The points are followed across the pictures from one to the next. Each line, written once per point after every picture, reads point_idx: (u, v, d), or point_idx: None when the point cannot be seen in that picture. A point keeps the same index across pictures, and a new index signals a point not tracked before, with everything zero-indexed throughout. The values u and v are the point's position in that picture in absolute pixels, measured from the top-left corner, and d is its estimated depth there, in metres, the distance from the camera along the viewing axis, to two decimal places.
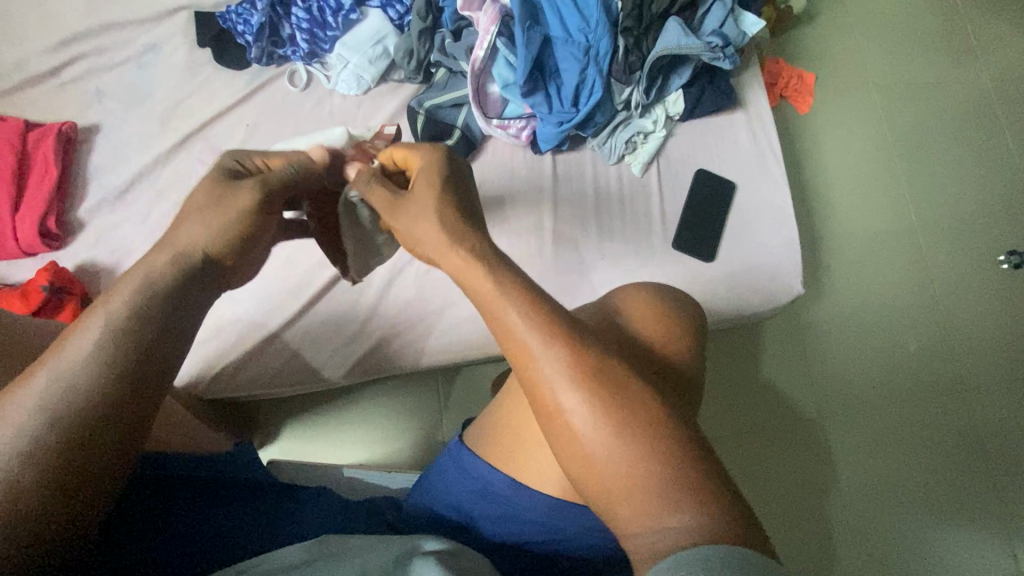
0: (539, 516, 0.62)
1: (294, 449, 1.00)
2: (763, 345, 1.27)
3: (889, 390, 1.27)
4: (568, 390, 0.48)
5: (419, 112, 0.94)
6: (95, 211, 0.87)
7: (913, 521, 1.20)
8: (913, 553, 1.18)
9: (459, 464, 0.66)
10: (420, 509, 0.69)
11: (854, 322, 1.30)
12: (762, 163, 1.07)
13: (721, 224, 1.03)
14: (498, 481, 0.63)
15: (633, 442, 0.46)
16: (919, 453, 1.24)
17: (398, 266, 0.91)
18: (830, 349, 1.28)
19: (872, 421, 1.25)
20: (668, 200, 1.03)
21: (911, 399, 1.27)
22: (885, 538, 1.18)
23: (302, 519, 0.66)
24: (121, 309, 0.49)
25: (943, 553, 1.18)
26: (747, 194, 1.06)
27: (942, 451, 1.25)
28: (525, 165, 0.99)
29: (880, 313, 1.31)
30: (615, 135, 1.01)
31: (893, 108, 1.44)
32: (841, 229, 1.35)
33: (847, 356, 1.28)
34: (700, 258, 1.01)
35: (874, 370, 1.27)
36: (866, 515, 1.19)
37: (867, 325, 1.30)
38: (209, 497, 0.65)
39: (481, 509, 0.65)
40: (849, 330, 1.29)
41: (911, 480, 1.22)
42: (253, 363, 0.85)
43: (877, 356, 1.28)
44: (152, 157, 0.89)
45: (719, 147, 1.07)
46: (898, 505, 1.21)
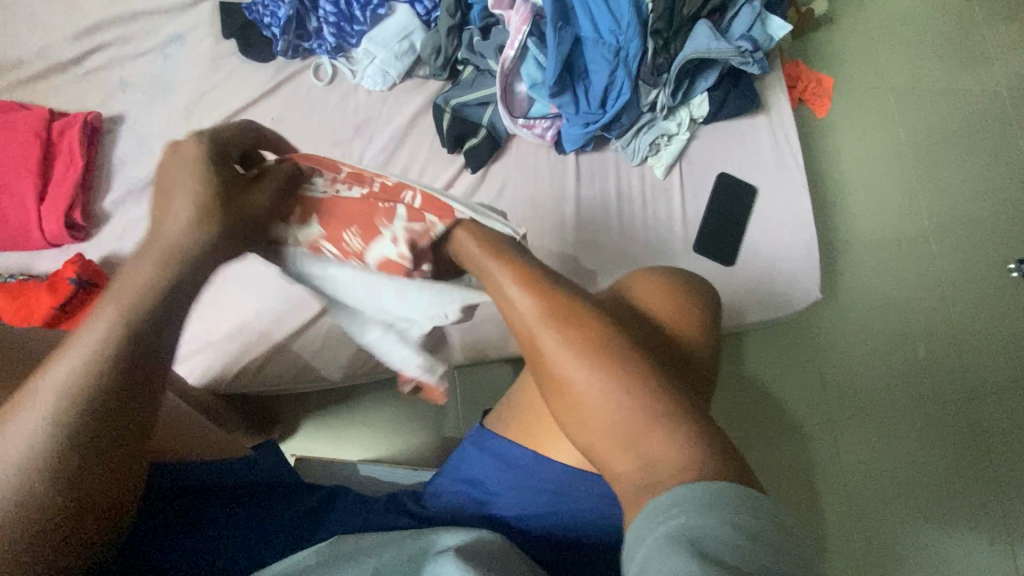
0: (566, 494, 0.63)
1: (312, 444, 1.00)
2: (760, 345, 1.29)
3: (892, 392, 1.28)
4: (563, 356, 0.50)
5: (445, 110, 0.94)
6: (120, 202, 0.86)
7: (914, 522, 1.22)
8: (913, 554, 1.20)
9: (480, 447, 0.68)
10: (439, 497, 0.70)
11: (865, 325, 1.31)
12: (784, 169, 1.07)
13: (742, 227, 1.03)
14: (523, 459, 0.64)
15: (622, 390, 0.47)
16: (917, 452, 1.26)
17: None
18: (829, 350, 1.29)
19: (880, 424, 1.26)
20: (690, 203, 1.04)
21: (914, 401, 1.28)
22: (887, 541, 1.21)
23: (329, 518, 0.67)
24: (104, 336, 0.43)
25: (945, 556, 1.21)
26: (767, 198, 1.06)
27: (947, 456, 1.27)
28: (549, 165, 0.99)
29: (890, 317, 1.32)
30: (639, 136, 1.01)
31: (909, 113, 1.44)
32: (854, 234, 1.35)
33: (847, 357, 1.29)
34: (720, 261, 1.01)
35: (875, 371, 1.29)
36: (862, 513, 1.22)
37: (877, 329, 1.31)
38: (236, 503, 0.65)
39: (502, 488, 0.66)
40: (859, 333, 1.30)
41: (907, 479, 1.24)
42: (277, 359, 0.86)
43: (879, 358, 1.29)
44: None
45: (741, 150, 1.07)
46: (899, 505, 1.23)
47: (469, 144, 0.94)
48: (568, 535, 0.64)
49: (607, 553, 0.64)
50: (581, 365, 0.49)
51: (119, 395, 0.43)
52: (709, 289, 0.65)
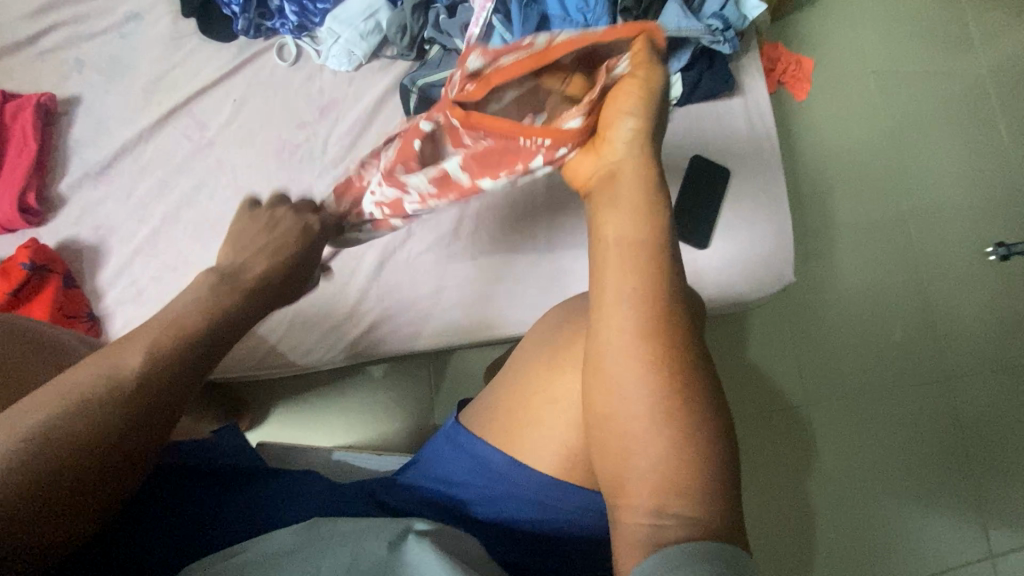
0: (537, 493, 0.62)
1: (284, 430, 1.00)
2: (756, 328, 1.27)
3: (870, 377, 1.29)
4: (644, 367, 0.50)
5: (411, 91, 0.89)
6: (77, 186, 0.84)
7: (889, 505, 1.24)
8: (887, 535, 1.22)
9: (454, 444, 0.67)
10: (409, 489, 0.69)
11: (843, 310, 1.31)
12: (759, 151, 1.07)
13: (716, 212, 1.03)
14: (494, 461, 0.64)
15: (676, 442, 0.49)
16: (897, 437, 1.27)
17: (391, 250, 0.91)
18: (820, 339, 1.29)
19: (857, 408, 1.27)
20: (664, 187, 1.03)
21: (892, 386, 1.29)
22: (864, 525, 1.22)
23: (284, 501, 0.64)
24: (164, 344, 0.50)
25: (917, 536, 1.23)
26: (741, 182, 1.05)
27: (921, 437, 1.28)
28: None
29: (869, 302, 1.32)
30: None
31: (889, 96, 1.43)
32: (834, 218, 1.35)
33: (837, 345, 1.29)
34: (693, 245, 1.01)
35: (858, 358, 1.29)
36: (844, 499, 1.23)
37: (856, 313, 1.31)
38: (199, 490, 0.63)
39: (472, 485, 0.66)
40: (838, 318, 1.31)
41: (888, 464, 1.26)
42: (241, 346, 0.85)
43: (864, 345, 1.30)
44: (134, 132, 0.86)
45: (716, 132, 1.06)
46: (872, 486, 1.24)
47: None
48: (535, 535, 0.64)
49: (579, 547, 0.64)
50: (643, 380, 0.50)
51: (151, 402, 0.47)
52: None
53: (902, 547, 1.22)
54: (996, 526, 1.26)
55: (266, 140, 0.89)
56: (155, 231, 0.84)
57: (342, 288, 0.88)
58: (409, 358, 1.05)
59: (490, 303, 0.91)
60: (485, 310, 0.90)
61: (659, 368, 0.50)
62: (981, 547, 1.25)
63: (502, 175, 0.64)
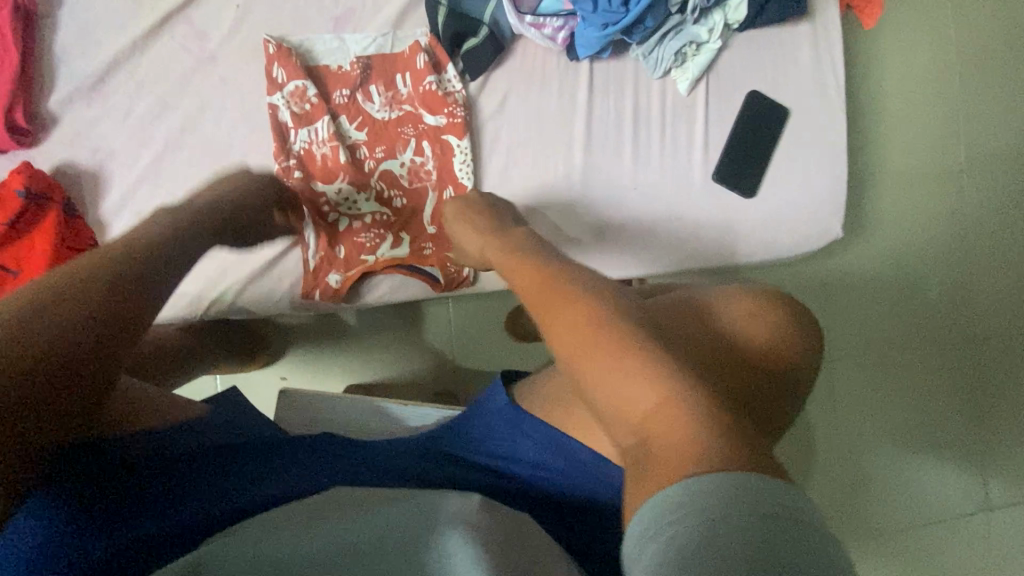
0: (598, 475, 0.56)
1: (304, 369, 1.00)
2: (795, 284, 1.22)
3: (897, 335, 1.26)
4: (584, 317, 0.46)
5: (439, 0, 0.80)
6: (66, 103, 0.74)
7: (896, 461, 1.25)
8: (892, 488, 1.25)
9: (508, 417, 0.61)
10: (440, 449, 0.63)
11: (880, 264, 1.25)
12: (820, 88, 0.96)
13: (766, 156, 0.94)
14: (562, 438, 0.57)
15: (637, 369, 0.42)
16: (916, 395, 1.26)
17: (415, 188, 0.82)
18: (852, 295, 1.24)
19: (880, 365, 1.25)
20: (714, 126, 0.93)
21: (918, 344, 1.26)
22: (870, 478, 1.24)
23: (298, 470, 0.54)
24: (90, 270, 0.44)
25: (920, 490, 1.25)
26: (799, 123, 0.95)
27: (940, 397, 1.27)
28: (558, 75, 0.87)
29: (908, 258, 1.25)
30: (663, 43, 0.87)
31: (967, 26, 1.27)
32: (885, 166, 1.25)
33: (870, 302, 1.25)
34: (740, 194, 0.93)
35: (888, 316, 1.25)
36: (853, 454, 1.24)
37: (893, 269, 1.25)
38: (197, 465, 0.52)
39: (527, 458, 0.60)
40: (874, 273, 1.25)
41: (903, 420, 1.26)
42: (261, 287, 0.80)
43: (896, 303, 1.25)
44: (126, 41, 0.74)
45: (777, 65, 0.95)
46: (883, 441, 1.25)
47: (467, 45, 0.82)
48: (589, 524, 0.57)
49: None
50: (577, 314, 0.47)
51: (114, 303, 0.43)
52: (804, 309, 0.62)
53: (905, 499, 1.25)
54: (1004, 488, 1.27)
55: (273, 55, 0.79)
56: (158, 157, 0.76)
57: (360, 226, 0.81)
58: (430, 304, 1.01)
59: None
60: None
61: (614, 343, 0.43)
62: (983, 503, 1.27)
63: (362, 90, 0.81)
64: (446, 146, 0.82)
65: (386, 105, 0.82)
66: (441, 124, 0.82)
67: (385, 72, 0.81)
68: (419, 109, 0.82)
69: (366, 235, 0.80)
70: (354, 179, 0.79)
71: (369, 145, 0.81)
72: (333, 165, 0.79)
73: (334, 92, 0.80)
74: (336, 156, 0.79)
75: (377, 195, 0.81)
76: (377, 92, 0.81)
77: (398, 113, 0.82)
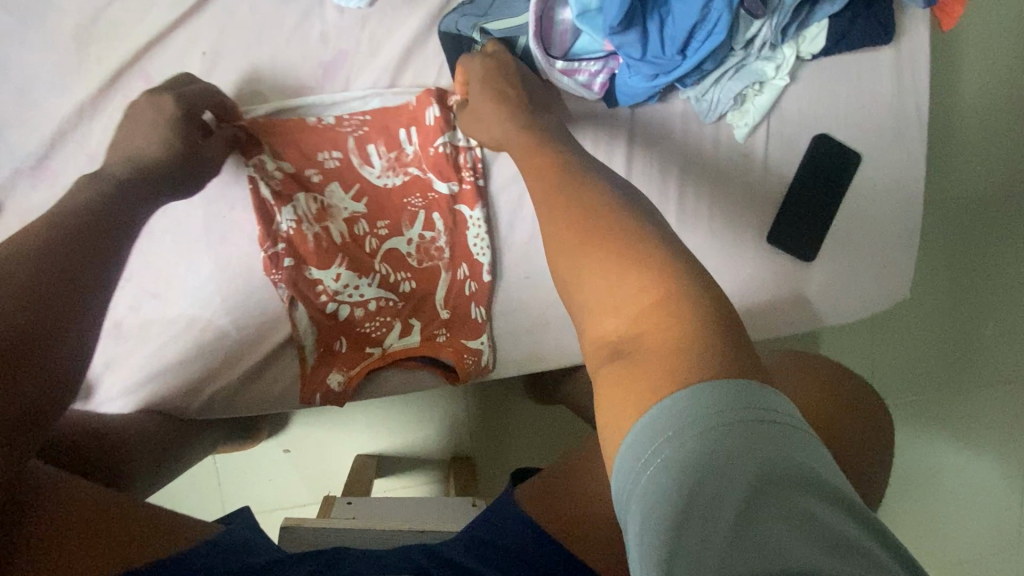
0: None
1: (309, 439, 0.91)
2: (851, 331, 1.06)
3: (968, 382, 1.10)
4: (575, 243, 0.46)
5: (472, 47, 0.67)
6: (9, 185, 0.62)
7: (957, 519, 1.13)
8: (949, 548, 1.13)
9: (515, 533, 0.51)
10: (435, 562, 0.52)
11: (957, 303, 1.08)
12: (899, 126, 0.81)
13: (833, 209, 0.81)
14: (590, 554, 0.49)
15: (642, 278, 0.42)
16: (985, 450, 1.12)
17: (426, 268, 0.71)
18: (920, 339, 1.08)
19: (947, 416, 1.11)
20: (773, 175, 0.79)
21: (990, 393, 1.11)
22: (927, 538, 1.12)
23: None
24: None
25: (980, 550, 1.14)
26: (870, 170, 0.81)
27: (1001, 451, 1.12)
28: (595, 127, 0.73)
29: (988, 296, 1.08)
30: (721, 85, 0.73)
31: None
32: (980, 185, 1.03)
33: (939, 347, 1.09)
34: (799, 257, 0.81)
35: (959, 361, 1.10)
36: (910, 514, 1.12)
37: (970, 308, 1.08)
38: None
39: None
40: (948, 314, 1.08)
41: (968, 476, 1.12)
42: (252, 388, 0.68)
43: (970, 347, 1.09)
44: (74, 107, 0.62)
45: (852, 99, 0.80)
46: (944, 500, 1.12)
47: None
48: None
49: None
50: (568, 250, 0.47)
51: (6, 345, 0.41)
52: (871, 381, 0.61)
53: (963, 559, 1.13)
54: None
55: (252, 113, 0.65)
56: None
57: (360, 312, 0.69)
58: None
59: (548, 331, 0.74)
60: (540, 339, 0.74)
61: (624, 253, 0.44)
62: None
63: (358, 154, 0.68)
64: (460, 219, 0.71)
65: (389, 169, 0.69)
66: (454, 193, 0.70)
67: (380, 129, 0.68)
68: (429, 174, 0.70)
69: (372, 324, 0.69)
70: (352, 264, 0.68)
71: (369, 218, 0.69)
72: (333, 246, 0.68)
73: (321, 154, 0.67)
74: (330, 238, 0.67)
75: (382, 280, 0.70)
76: (377, 153, 0.69)
77: (404, 178, 0.69)
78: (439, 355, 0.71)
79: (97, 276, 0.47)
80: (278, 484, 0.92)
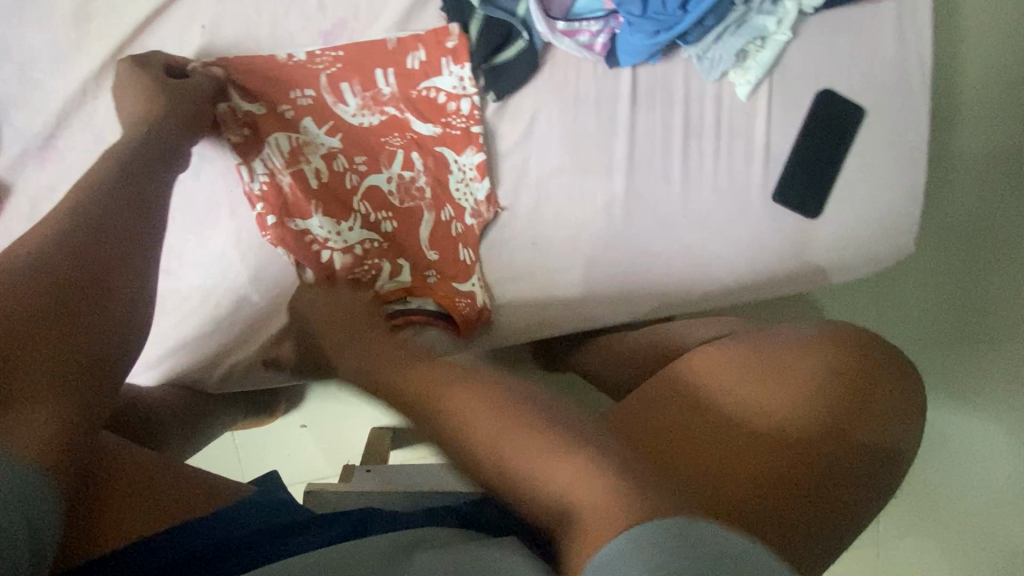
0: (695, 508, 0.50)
1: (323, 413, 0.93)
2: (851, 292, 1.08)
3: (965, 339, 1.12)
4: (482, 424, 0.47)
5: (471, 13, 0.68)
6: (18, 167, 0.62)
7: (957, 470, 1.16)
8: (949, 503, 1.16)
9: None
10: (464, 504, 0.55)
11: (957, 263, 1.09)
12: (902, 80, 0.81)
13: (837, 166, 0.81)
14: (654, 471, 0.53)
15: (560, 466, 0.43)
16: (984, 407, 1.14)
17: (409, 212, 0.71)
18: (914, 298, 1.11)
19: (946, 374, 1.13)
20: (777, 134, 0.79)
21: None
22: (926, 492, 1.16)
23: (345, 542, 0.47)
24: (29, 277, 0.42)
25: (985, 507, 1.16)
26: (874, 125, 0.81)
27: None
28: (596, 87, 0.73)
29: (984, 254, 1.09)
30: (722, 40, 0.73)
31: None
32: (976, 143, 1.04)
33: (936, 306, 1.11)
34: (804, 215, 0.81)
35: (957, 320, 1.11)
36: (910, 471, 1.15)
37: (969, 268, 1.10)
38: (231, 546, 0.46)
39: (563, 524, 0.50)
40: (948, 274, 1.09)
41: (968, 432, 1.15)
42: (271, 358, 0.70)
43: (968, 305, 1.11)
44: (77, 85, 0.62)
45: (855, 53, 0.79)
46: (946, 455, 1.15)
47: (504, 57, 0.69)
48: None
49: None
50: (485, 423, 0.47)
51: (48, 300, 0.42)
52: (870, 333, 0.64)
53: None
54: None
55: (254, 89, 0.65)
56: None
57: (348, 256, 0.69)
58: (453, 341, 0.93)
59: (554, 295, 0.76)
60: (547, 304, 0.76)
61: (528, 443, 0.45)
62: None
63: (333, 93, 0.67)
64: (440, 160, 0.71)
65: (364, 107, 0.68)
66: (435, 134, 0.70)
67: (360, 68, 0.67)
68: (406, 114, 0.69)
69: (362, 270, 0.70)
70: (332, 210, 0.68)
71: (347, 153, 0.68)
72: (313, 187, 0.68)
73: (293, 92, 0.66)
74: (306, 182, 0.67)
75: (366, 222, 0.70)
76: (352, 92, 0.67)
77: (381, 118, 0.68)
78: (431, 296, 0.72)
79: (126, 245, 0.49)
80: (296, 458, 0.94)
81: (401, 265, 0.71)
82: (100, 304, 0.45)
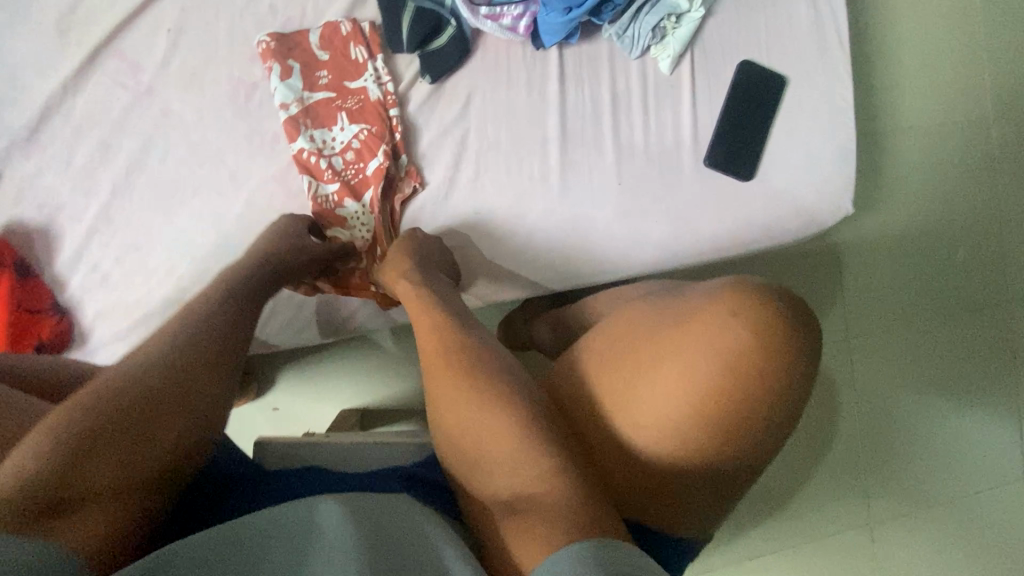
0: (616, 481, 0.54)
1: (294, 397, 0.97)
2: (810, 266, 1.11)
3: (928, 308, 1.14)
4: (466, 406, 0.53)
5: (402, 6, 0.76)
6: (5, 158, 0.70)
7: (939, 443, 1.14)
8: (937, 479, 1.14)
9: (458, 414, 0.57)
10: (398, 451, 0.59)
11: (910, 232, 1.12)
12: (819, 48, 0.86)
13: (763, 130, 0.85)
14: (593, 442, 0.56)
15: (534, 463, 0.49)
16: (957, 375, 1.14)
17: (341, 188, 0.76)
18: (878, 271, 1.12)
19: (913, 344, 1.13)
20: (702, 102, 0.84)
21: (954, 316, 1.14)
22: (912, 468, 1.13)
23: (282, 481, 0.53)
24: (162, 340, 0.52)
25: (971, 477, 1.14)
26: (794, 90, 0.86)
27: (974, 370, 1.14)
28: (525, 67, 0.80)
29: (935, 222, 1.12)
30: (639, 19, 0.80)
31: None
32: (911, 116, 1.10)
33: (898, 277, 1.12)
34: (736, 177, 0.85)
35: (918, 289, 1.13)
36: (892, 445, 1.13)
37: (924, 236, 1.12)
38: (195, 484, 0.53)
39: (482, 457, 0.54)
40: (903, 244, 1.12)
41: (945, 402, 1.14)
42: None
43: (928, 274, 1.13)
44: (58, 84, 0.70)
45: (767, 27, 0.85)
46: (925, 428, 1.13)
47: (435, 44, 0.77)
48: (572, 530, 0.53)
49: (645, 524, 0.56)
50: (469, 409, 0.53)
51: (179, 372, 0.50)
52: None
53: (952, 489, 1.13)
54: None
55: (216, 83, 0.74)
56: (105, 204, 0.72)
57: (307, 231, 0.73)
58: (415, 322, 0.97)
59: (498, 261, 0.80)
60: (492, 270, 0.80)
61: (504, 434, 0.51)
62: None
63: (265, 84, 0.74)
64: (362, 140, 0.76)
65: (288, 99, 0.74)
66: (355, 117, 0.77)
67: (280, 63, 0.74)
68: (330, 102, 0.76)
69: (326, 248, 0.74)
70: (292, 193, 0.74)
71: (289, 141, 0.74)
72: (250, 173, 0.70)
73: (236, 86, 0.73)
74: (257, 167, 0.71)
75: (310, 199, 0.75)
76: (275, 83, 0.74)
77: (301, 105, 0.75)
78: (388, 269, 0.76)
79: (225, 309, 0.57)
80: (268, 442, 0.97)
81: (339, 234, 0.76)
82: (213, 367, 0.52)
